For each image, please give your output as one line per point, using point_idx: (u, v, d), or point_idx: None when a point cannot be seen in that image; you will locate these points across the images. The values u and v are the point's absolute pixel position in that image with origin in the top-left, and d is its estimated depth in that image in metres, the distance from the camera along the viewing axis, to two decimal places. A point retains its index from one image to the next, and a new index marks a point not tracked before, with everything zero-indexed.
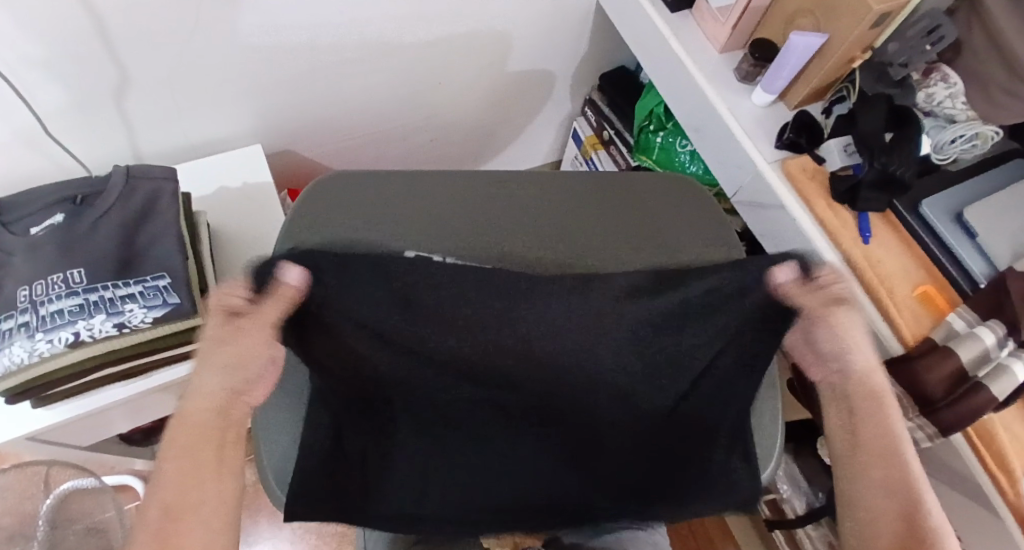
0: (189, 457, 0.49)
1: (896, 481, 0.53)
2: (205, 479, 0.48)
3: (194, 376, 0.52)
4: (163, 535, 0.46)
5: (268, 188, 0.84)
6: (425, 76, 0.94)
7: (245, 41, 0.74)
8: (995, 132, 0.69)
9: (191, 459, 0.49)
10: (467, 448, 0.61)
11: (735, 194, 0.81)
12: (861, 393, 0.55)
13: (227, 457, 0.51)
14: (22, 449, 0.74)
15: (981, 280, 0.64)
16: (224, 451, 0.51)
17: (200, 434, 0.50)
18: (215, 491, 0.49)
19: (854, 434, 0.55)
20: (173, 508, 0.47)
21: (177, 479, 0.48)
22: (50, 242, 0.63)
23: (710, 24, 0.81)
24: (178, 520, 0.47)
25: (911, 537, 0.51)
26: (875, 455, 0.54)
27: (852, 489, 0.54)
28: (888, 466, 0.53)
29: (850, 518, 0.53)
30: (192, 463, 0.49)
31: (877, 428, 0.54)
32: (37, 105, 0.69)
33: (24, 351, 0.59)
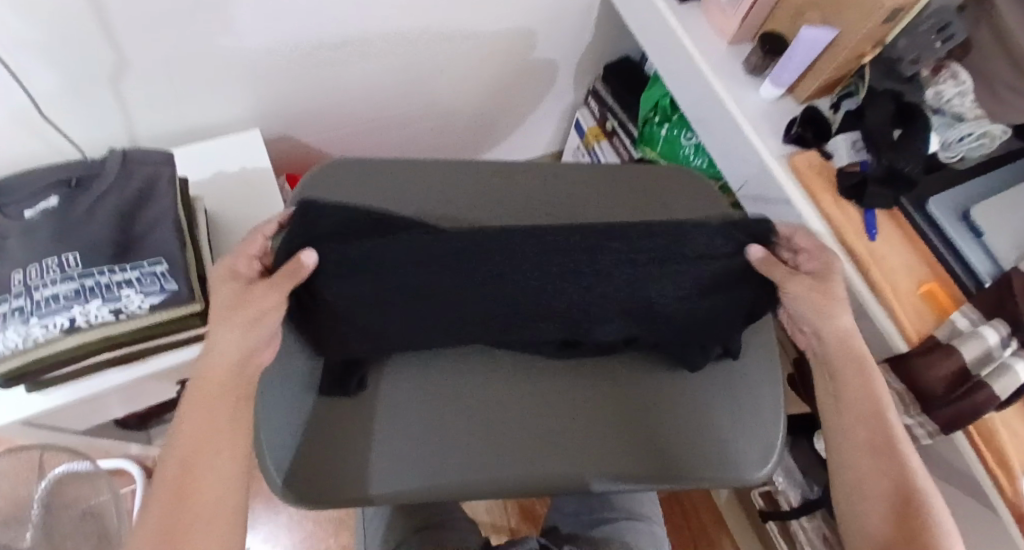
0: (201, 423, 0.49)
1: (883, 473, 0.53)
2: (220, 433, 0.49)
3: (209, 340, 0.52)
4: (177, 489, 0.46)
5: (267, 173, 0.82)
6: (427, 62, 0.93)
7: (246, 26, 0.73)
8: (1003, 131, 0.68)
9: (206, 414, 0.50)
10: (462, 437, 0.60)
11: (740, 188, 0.81)
12: (842, 353, 0.58)
13: (241, 414, 0.52)
14: (15, 435, 0.73)
15: (985, 278, 0.64)
16: (239, 408, 0.52)
17: (213, 396, 0.51)
18: (230, 442, 0.50)
19: (832, 423, 0.56)
20: (187, 462, 0.47)
21: (191, 454, 0.48)
22: (44, 226, 0.62)
23: (719, 15, 0.80)
24: (190, 473, 0.47)
25: (905, 507, 0.51)
26: (857, 450, 0.55)
27: (849, 487, 0.54)
28: (877, 458, 0.54)
29: (844, 487, 0.54)
30: (207, 420, 0.50)
31: (858, 418, 0.56)
32: (31, 84, 0.67)
33: (19, 335, 0.58)
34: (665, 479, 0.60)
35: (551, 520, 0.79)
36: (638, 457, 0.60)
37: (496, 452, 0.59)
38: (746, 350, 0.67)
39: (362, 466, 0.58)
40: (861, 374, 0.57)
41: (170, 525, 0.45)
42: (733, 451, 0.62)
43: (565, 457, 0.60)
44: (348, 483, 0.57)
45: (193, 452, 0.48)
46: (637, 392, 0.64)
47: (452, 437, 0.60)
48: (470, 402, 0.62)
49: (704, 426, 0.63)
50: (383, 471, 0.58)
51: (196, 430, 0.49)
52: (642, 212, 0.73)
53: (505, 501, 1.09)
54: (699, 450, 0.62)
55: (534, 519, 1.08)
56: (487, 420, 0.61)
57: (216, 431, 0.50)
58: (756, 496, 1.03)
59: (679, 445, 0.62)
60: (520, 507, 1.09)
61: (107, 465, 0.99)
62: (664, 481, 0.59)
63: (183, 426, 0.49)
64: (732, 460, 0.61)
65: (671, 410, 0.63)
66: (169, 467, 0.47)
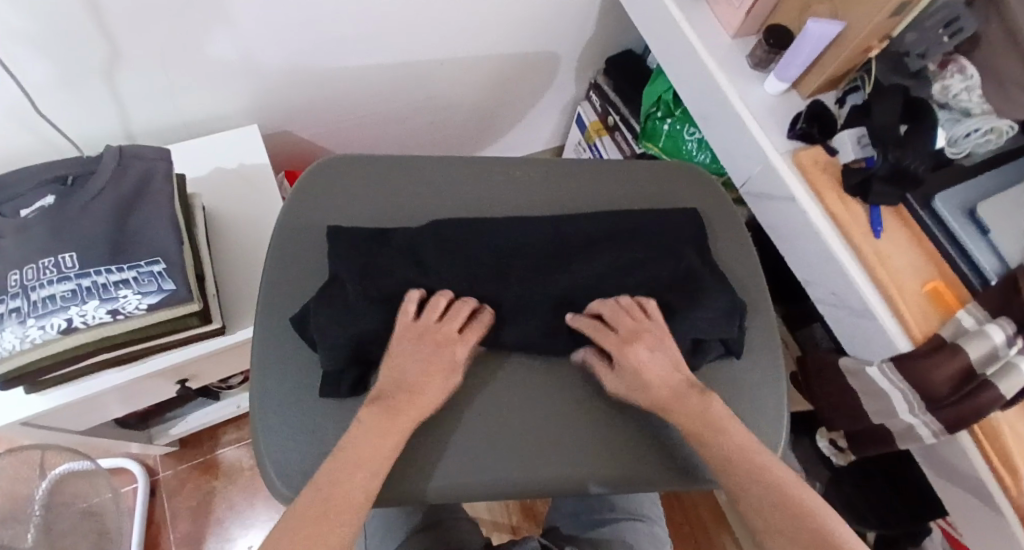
0: (366, 445, 0.51)
1: (758, 475, 0.51)
2: (371, 446, 0.51)
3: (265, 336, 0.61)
4: (313, 522, 0.46)
5: (265, 171, 0.81)
6: (426, 54, 0.91)
7: (242, 19, 0.72)
8: (1010, 127, 0.67)
9: (365, 434, 0.52)
10: (475, 439, 0.58)
11: (744, 185, 0.80)
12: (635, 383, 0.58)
13: (397, 425, 0.53)
14: (14, 434, 0.72)
15: (991, 276, 0.63)
16: (396, 420, 0.53)
17: (383, 418, 0.53)
18: (370, 451, 0.51)
19: (696, 435, 0.55)
20: (329, 500, 0.48)
21: (334, 484, 0.49)
22: (40, 224, 0.61)
23: (723, 8, 0.79)
24: (336, 508, 0.48)
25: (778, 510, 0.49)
26: (742, 464, 0.52)
27: (734, 496, 0.52)
28: (751, 470, 0.52)
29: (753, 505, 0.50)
30: (361, 436, 0.52)
31: (710, 425, 0.55)
32: (24, 80, 0.66)
33: (16, 337, 0.57)
34: (661, 480, 0.59)
35: (552, 519, 0.79)
36: (641, 458, 0.59)
37: (508, 454, 0.58)
38: (748, 350, 0.66)
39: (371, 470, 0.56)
40: (709, 412, 0.55)
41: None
42: None
43: (583, 457, 0.59)
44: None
45: (344, 474, 0.50)
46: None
47: (464, 440, 0.58)
48: (481, 404, 0.60)
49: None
50: (405, 473, 0.56)
51: (344, 460, 0.50)
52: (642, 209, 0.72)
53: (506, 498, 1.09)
54: (700, 451, 0.61)
55: (536, 516, 1.08)
56: (499, 421, 0.59)
57: (369, 460, 0.51)
58: None
59: (672, 446, 0.61)
60: (521, 504, 1.09)
61: (108, 463, 0.99)
62: (661, 482, 0.59)
63: (347, 448, 0.51)
64: None
65: (672, 409, 0.62)
66: (311, 494, 0.48)
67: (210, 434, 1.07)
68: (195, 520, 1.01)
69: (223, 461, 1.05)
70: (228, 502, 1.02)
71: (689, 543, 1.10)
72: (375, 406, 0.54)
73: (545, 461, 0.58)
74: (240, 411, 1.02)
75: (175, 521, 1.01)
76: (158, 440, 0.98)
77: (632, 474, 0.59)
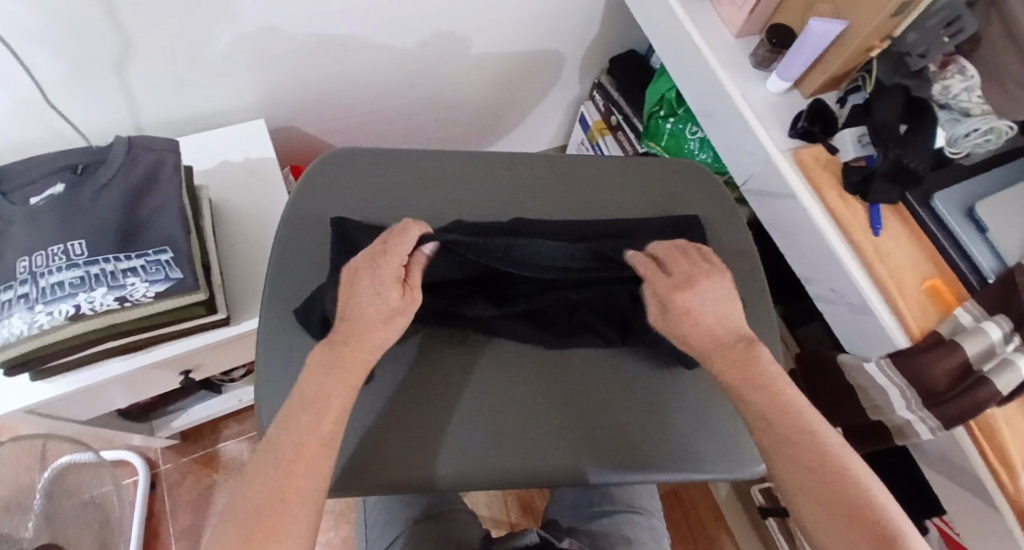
0: (323, 390, 0.51)
1: (794, 436, 0.51)
2: (332, 393, 0.51)
3: (267, 328, 0.62)
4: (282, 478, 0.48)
5: (271, 164, 0.82)
6: (434, 51, 0.92)
7: (250, 12, 0.72)
8: (1009, 127, 0.67)
9: (322, 380, 0.52)
10: (480, 425, 0.59)
11: (746, 183, 0.81)
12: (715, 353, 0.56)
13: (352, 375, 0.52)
14: (19, 422, 0.73)
15: (989, 274, 0.64)
16: (349, 367, 0.52)
17: (335, 364, 0.52)
18: (330, 393, 0.51)
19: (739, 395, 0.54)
20: (297, 449, 0.49)
21: (300, 436, 0.49)
22: (50, 213, 0.61)
23: (727, 8, 0.80)
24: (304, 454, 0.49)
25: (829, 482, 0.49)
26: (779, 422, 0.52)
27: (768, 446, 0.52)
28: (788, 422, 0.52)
29: (787, 472, 0.50)
30: (319, 382, 0.52)
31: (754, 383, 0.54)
32: (36, 71, 0.67)
33: (24, 322, 0.58)
34: (654, 473, 0.59)
35: (553, 513, 0.79)
36: (635, 450, 0.60)
37: (507, 443, 0.59)
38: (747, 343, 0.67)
39: (376, 456, 0.56)
40: (757, 358, 0.55)
41: (267, 518, 0.46)
42: (727, 447, 0.61)
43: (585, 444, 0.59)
44: (374, 473, 0.56)
45: (309, 423, 0.50)
46: (629, 385, 0.63)
47: (466, 429, 0.59)
48: (484, 390, 0.61)
49: (696, 422, 0.62)
50: (414, 459, 0.57)
51: (301, 409, 0.51)
52: (641, 207, 0.73)
53: (505, 495, 1.09)
54: (693, 446, 0.61)
55: (535, 512, 1.08)
56: (501, 410, 0.60)
57: (325, 415, 0.50)
58: (755, 492, 1.04)
59: (671, 435, 0.61)
60: (520, 501, 1.09)
61: (110, 454, 1.00)
62: (654, 476, 0.59)
63: (301, 394, 0.51)
64: (728, 454, 0.61)
65: (665, 406, 0.62)
66: (285, 445, 0.49)
67: (212, 427, 1.07)
68: (195, 513, 1.02)
69: (224, 454, 1.05)
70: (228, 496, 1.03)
71: (687, 541, 1.10)
72: (325, 350, 0.53)
73: (547, 450, 0.59)
74: (242, 404, 1.02)
75: (175, 514, 1.01)
76: (161, 431, 0.99)
77: (634, 462, 0.59)
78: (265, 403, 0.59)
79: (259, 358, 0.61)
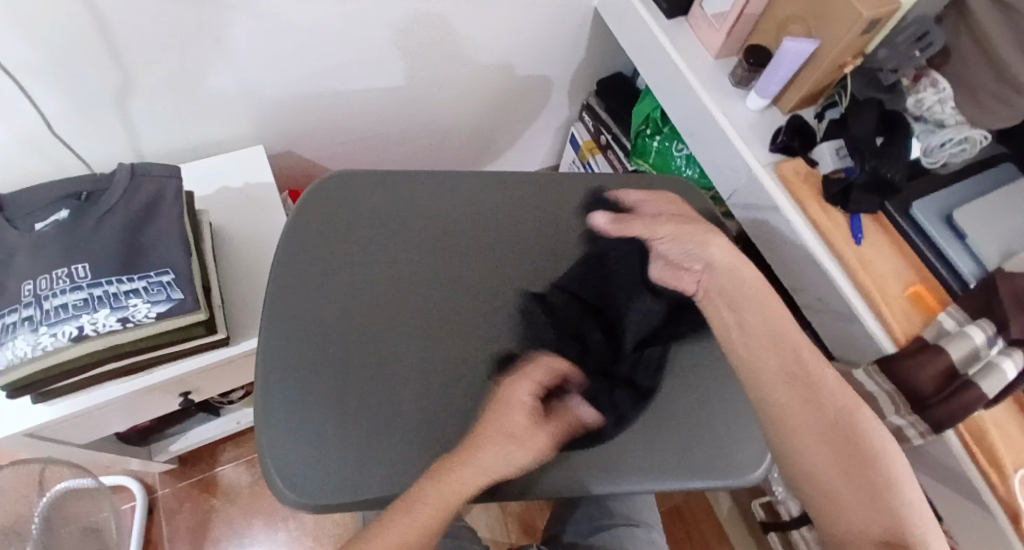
0: (440, 493, 0.52)
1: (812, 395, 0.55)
2: (432, 483, 0.52)
3: (263, 344, 0.63)
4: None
5: (269, 188, 0.85)
6: (425, 78, 0.95)
7: (246, 43, 0.75)
8: (982, 137, 0.72)
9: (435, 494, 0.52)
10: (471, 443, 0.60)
11: (731, 196, 0.83)
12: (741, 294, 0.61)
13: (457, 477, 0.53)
14: (20, 447, 0.74)
15: (971, 280, 0.65)
16: (452, 472, 0.53)
17: (443, 490, 0.52)
18: (436, 494, 0.52)
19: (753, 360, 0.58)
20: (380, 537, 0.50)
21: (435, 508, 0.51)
22: (53, 238, 0.63)
23: (705, 31, 0.83)
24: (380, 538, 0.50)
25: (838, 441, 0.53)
26: (760, 332, 0.59)
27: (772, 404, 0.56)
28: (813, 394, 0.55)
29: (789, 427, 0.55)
30: (437, 495, 0.52)
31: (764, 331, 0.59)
32: (42, 105, 0.69)
33: (28, 344, 0.59)
34: (643, 481, 0.60)
35: (551, 527, 0.79)
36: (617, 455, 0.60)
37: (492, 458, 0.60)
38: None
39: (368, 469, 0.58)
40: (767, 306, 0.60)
41: None
42: (719, 453, 0.61)
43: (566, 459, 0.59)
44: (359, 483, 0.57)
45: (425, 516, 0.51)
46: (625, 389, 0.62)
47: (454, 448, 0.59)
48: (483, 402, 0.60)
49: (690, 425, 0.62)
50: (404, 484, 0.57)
51: (406, 503, 0.52)
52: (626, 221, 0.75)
53: (505, 514, 1.09)
54: (688, 451, 0.61)
55: (535, 532, 1.08)
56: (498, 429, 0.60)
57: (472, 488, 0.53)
58: (756, 506, 1.05)
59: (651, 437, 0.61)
60: (521, 519, 1.09)
61: (109, 480, 1.00)
62: (640, 487, 0.59)
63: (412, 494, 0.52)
64: (721, 463, 0.61)
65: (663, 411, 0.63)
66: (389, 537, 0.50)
67: (210, 451, 1.08)
68: (192, 539, 1.01)
69: (223, 479, 1.05)
70: (227, 520, 1.03)
71: None
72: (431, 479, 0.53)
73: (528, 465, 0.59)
74: (239, 427, 1.03)
75: (174, 540, 1.01)
76: (159, 456, 0.99)
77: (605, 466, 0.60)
78: (263, 421, 0.59)
79: (257, 374, 0.62)
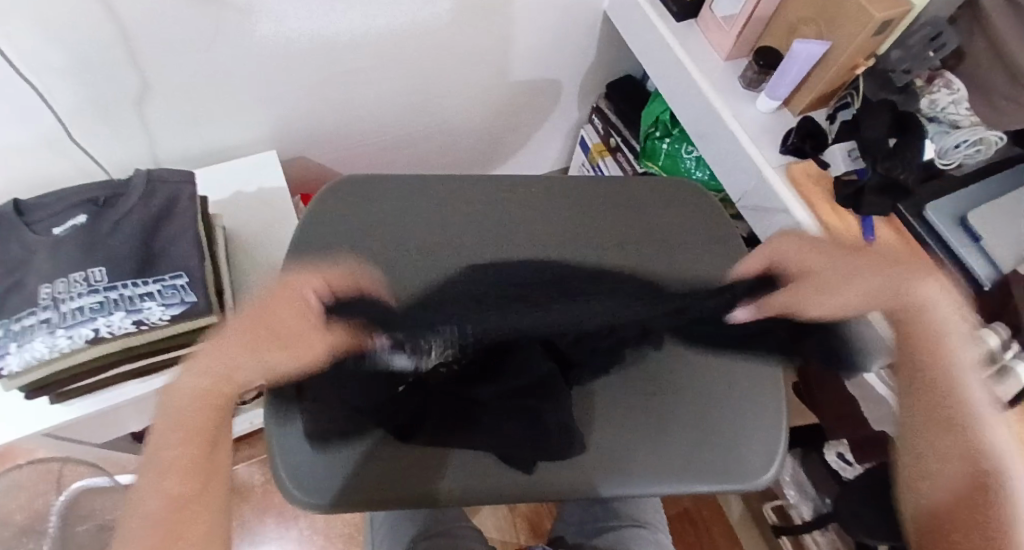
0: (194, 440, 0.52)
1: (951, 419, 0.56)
2: (196, 453, 0.51)
3: None
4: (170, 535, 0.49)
5: (282, 192, 0.86)
6: (438, 81, 0.96)
7: (261, 51, 0.77)
8: (998, 137, 0.69)
9: (192, 456, 0.51)
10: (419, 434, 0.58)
11: (741, 199, 0.83)
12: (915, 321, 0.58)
13: (206, 447, 0.52)
14: (38, 445, 0.75)
15: (986, 282, 0.64)
16: (213, 427, 0.52)
17: (189, 439, 0.51)
18: (175, 458, 0.51)
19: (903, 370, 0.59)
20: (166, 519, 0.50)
21: (197, 399, 0.52)
22: (71, 241, 0.65)
23: (715, 34, 0.83)
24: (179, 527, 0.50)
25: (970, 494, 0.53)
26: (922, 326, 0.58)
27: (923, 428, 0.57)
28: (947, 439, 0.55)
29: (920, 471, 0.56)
30: (186, 449, 0.51)
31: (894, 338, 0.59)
32: (61, 111, 0.71)
33: (45, 346, 0.60)
34: (622, 485, 0.58)
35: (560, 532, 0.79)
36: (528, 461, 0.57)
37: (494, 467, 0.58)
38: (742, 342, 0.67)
39: (382, 470, 0.57)
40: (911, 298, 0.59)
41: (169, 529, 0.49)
42: (727, 458, 0.61)
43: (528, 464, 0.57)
44: (372, 485, 0.57)
45: (177, 480, 0.50)
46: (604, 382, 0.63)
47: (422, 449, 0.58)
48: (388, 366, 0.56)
49: (655, 420, 0.62)
50: (362, 487, 0.57)
51: (170, 443, 0.51)
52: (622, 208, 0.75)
53: (514, 516, 1.09)
54: (675, 448, 0.61)
55: (544, 533, 1.08)
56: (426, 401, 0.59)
57: (222, 379, 0.52)
58: (769, 510, 1.03)
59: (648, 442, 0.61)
60: (529, 521, 1.09)
61: None
62: (601, 487, 0.58)
63: (169, 460, 0.51)
64: (730, 465, 0.60)
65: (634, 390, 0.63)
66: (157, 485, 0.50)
67: None
68: None
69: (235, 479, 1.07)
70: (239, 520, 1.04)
71: None
72: (191, 433, 0.51)
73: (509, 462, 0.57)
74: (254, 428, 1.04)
75: None
76: None
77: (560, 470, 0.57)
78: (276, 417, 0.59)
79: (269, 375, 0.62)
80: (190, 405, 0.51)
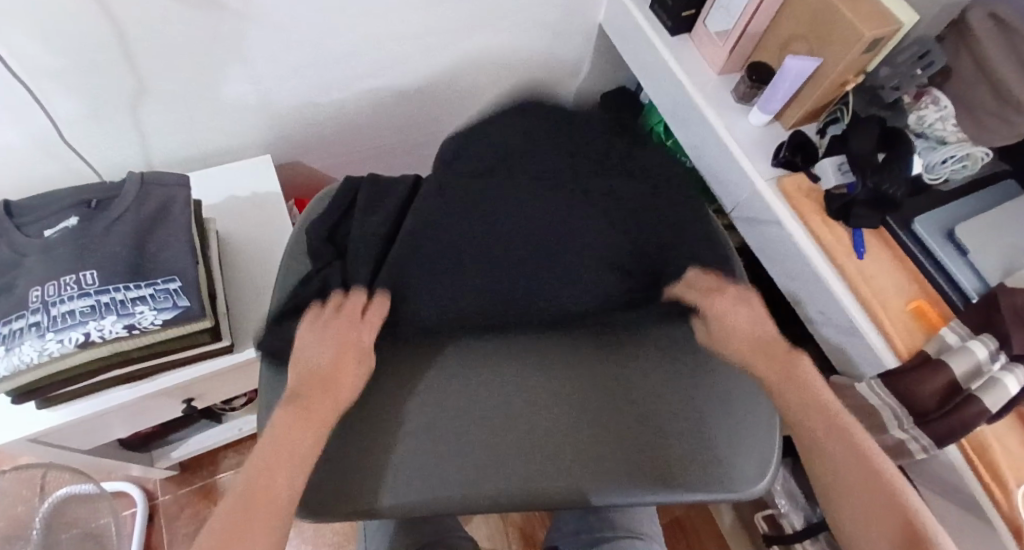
0: (275, 459, 0.53)
1: (817, 406, 0.58)
2: (286, 459, 0.53)
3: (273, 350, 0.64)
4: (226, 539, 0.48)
5: (277, 197, 0.85)
6: (433, 90, 0.97)
7: (257, 54, 0.76)
8: (985, 154, 0.70)
9: (275, 457, 0.53)
10: (416, 437, 0.61)
11: (733, 209, 0.84)
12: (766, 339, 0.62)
13: (296, 445, 0.54)
14: (22, 451, 0.74)
15: (972, 294, 0.66)
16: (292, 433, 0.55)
17: (292, 455, 0.54)
18: (274, 446, 0.54)
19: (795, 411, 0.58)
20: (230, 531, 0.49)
21: (295, 419, 0.56)
22: (63, 244, 0.64)
23: (708, 48, 0.85)
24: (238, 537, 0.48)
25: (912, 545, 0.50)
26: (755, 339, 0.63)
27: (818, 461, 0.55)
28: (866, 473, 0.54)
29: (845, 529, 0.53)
30: (289, 447, 0.54)
31: (788, 383, 0.60)
32: (54, 111, 0.70)
33: (34, 350, 0.60)
34: (611, 494, 0.59)
35: (553, 540, 0.79)
36: (523, 476, 0.59)
37: (492, 467, 0.60)
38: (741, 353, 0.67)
39: (347, 476, 0.59)
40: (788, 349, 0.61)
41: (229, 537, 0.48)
42: (721, 467, 0.61)
43: (519, 475, 0.59)
44: (339, 493, 0.58)
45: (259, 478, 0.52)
46: (602, 391, 0.65)
47: (410, 451, 0.60)
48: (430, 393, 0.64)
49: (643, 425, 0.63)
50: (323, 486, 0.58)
51: (273, 441, 0.54)
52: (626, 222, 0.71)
53: (505, 525, 1.08)
54: (659, 453, 0.61)
55: (536, 543, 1.07)
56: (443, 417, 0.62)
57: (318, 409, 0.57)
58: (759, 520, 1.02)
59: (646, 448, 0.61)
60: (521, 531, 1.08)
61: (109, 485, 1.00)
62: (588, 494, 0.59)
63: (260, 459, 0.53)
64: (724, 475, 0.61)
65: (642, 403, 0.64)
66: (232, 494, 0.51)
67: (211, 459, 1.08)
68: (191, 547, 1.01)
69: (223, 486, 1.05)
70: None
71: None
72: (293, 408, 0.56)
73: (502, 470, 0.60)
74: (242, 434, 1.03)
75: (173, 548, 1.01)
76: (160, 462, 0.99)
77: (562, 475, 0.59)
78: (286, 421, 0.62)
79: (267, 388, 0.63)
80: (287, 420, 0.55)
